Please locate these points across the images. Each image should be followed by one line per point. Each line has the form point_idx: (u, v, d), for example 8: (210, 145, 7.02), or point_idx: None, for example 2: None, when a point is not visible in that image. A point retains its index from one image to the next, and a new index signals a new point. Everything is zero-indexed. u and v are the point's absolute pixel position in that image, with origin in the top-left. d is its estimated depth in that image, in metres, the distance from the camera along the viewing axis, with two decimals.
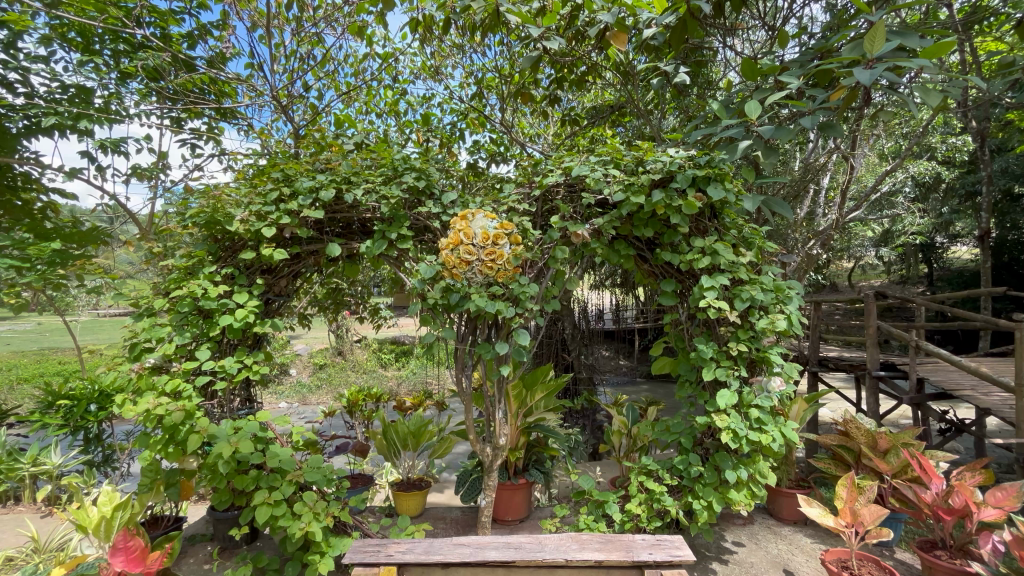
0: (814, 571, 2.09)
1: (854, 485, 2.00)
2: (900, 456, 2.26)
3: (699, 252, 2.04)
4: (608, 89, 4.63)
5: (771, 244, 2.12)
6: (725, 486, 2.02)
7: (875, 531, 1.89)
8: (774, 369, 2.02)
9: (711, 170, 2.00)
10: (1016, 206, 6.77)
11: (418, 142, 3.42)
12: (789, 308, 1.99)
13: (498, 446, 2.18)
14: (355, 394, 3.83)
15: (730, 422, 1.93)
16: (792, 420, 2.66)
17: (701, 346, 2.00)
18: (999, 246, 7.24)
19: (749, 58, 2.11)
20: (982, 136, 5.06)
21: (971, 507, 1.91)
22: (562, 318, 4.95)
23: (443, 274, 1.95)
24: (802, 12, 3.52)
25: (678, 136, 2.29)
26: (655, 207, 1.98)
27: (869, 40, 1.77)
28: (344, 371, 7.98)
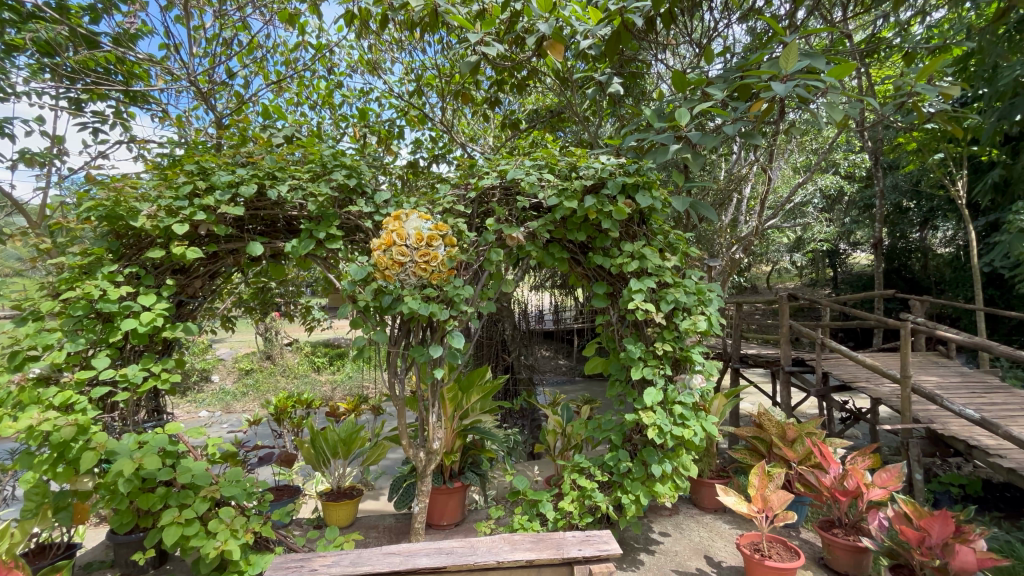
0: (731, 555, 2.24)
1: (765, 473, 2.15)
2: (805, 444, 2.46)
3: (629, 256, 2.11)
4: (549, 93, 4.72)
5: (695, 249, 2.24)
6: (652, 480, 2.10)
7: (782, 515, 2.05)
8: (696, 368, 2.15)
9: (640, 177, 2.07)
10: (904, 218, 7.72)
11: (354, 138, 3.31)
12: (710, 309, 2.12)
13: (432, 450, 2.15)
14: (283, 400, 3.63)
15: (656, 418, 2.03)
16: (713, 415, 2.83)
17: (630, 346, 2.08)
18: (891, 253, 8.07)
19: (679, 70, 2.23)
20: (877, 154, 5.65)
21: (862, 488, 2.14)
22: (503, 319, 5.01)
23: (375, 276, 1.90)
24: (727, 33, 3.77)
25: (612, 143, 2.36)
26: (587, 212, 2.04)
27: (784, 59, 1.92)
28: (273, 376, 7.55)
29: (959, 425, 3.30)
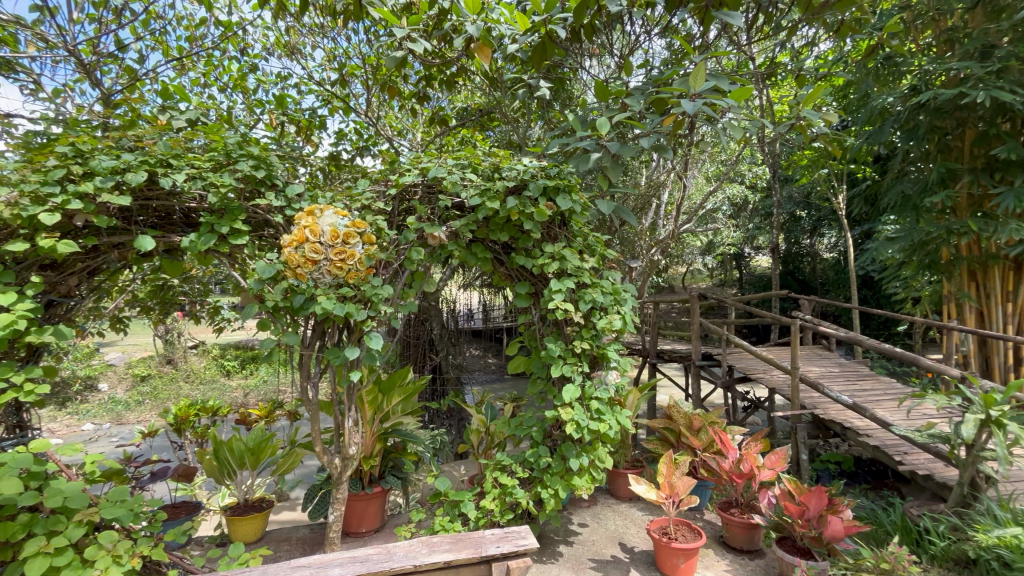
0: (643, 540, 2.38)
1: (672, 461, 2.30)
2: (708, 433, 2.66)
3: (550, 257, 2.17)
4: (478, 92, 4.71)
5: (612, 252, 2.34)
6: (570, 473, 2.17)
7: (686, 499, 2.20)
8: (611, 364, 2.25)
9: (560, 181, 2.14)
10: (797, 226, 8.58)
11: (269, 126, 3.10)
12: (624, 309, 2.23)
13: (348, 456, 2.07)
14: (184, 409, 3.32)
15: (574, 414, 2.09)
16: (629, 409, 2.98)
17: (550, 345, 2.13)
18: (788, 257, 8.99)
19: (601, 81, 2.32)
20: (776, 167, 6.25)
21: (755, 470, 2.33)
22: (431, 318, 5.02)
23: (286, 274, 1.80)
24: (648, 47, 3.97)
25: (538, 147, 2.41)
26: (510, 213, 2.06)
27: (693, 77, 2.06)
28: (174, 382, 6.88)
29: (836, 409, 3.74)
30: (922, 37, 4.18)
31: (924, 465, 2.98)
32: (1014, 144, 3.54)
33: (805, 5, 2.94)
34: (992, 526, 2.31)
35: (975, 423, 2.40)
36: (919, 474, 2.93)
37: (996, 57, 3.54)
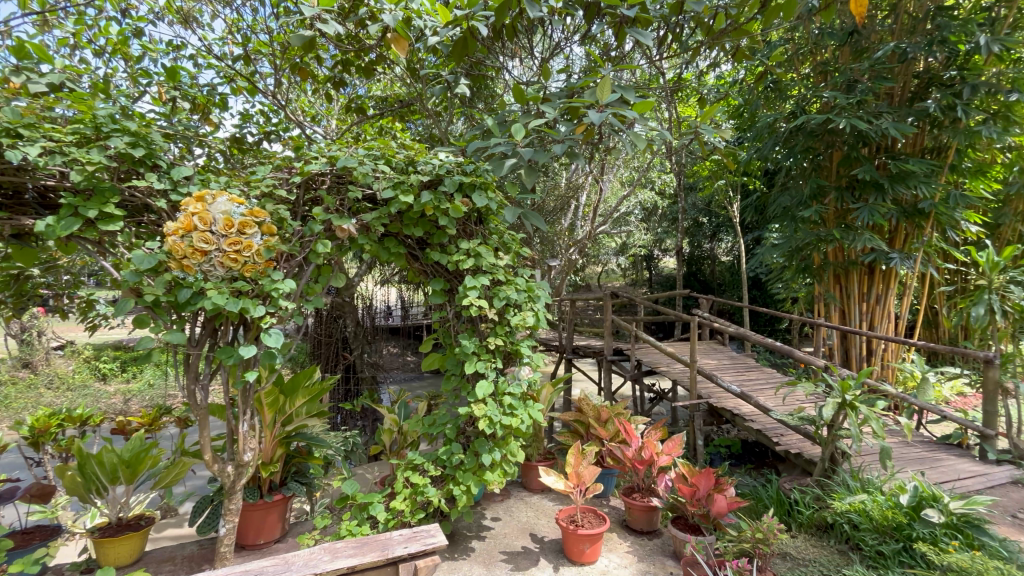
0: (552, 529, 2.46)
1: (580, 452, 2.39)
2: (614, 423, 2.81)
3: (465, 253, 2.16)
4: (398, 82, 4.58)
5: (527, 250, 2.39)
6: (483, 468, 2.18)
7: (592, 486, 2.31)
8: (524, 360, 2.29)
9: (476, 178, 2.14)
10: (699, 231, 9.32)
11: (156, 99, 2.77)
12: (537, 306, 2.28)
13: (243, 463, 1.91)
14: (44, 419, 2.87)
15: (487, 410, 2.11)
16: (542, 403, 3.06)
17: (463, 342, 2.13)
18: (691, 259, 9.78)
19: (518, 84, 2.36)
20: (681, 176, 6.76)
21: (654, 456, 2.49)
22: (343, 316, 4.92)
23: (169, 265, 1.63)
24: (568, 53, 4.10)
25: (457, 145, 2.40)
26: (424, 207, 2.03)
27: (600, 89, 2.16)
28: (32, 390, 5.92)
29: (727, 398, 4.13)
30: (801, 68, 4.74)
31: (796, 444, 3.38)
32: (870, 166, 4.12)
33: (707, 29, 3.20)
34: (845, 494, 2.69)
35: (835, 406, 2.77)
36: (792, 452, 3.32)
37: (857, 90, 4.10)
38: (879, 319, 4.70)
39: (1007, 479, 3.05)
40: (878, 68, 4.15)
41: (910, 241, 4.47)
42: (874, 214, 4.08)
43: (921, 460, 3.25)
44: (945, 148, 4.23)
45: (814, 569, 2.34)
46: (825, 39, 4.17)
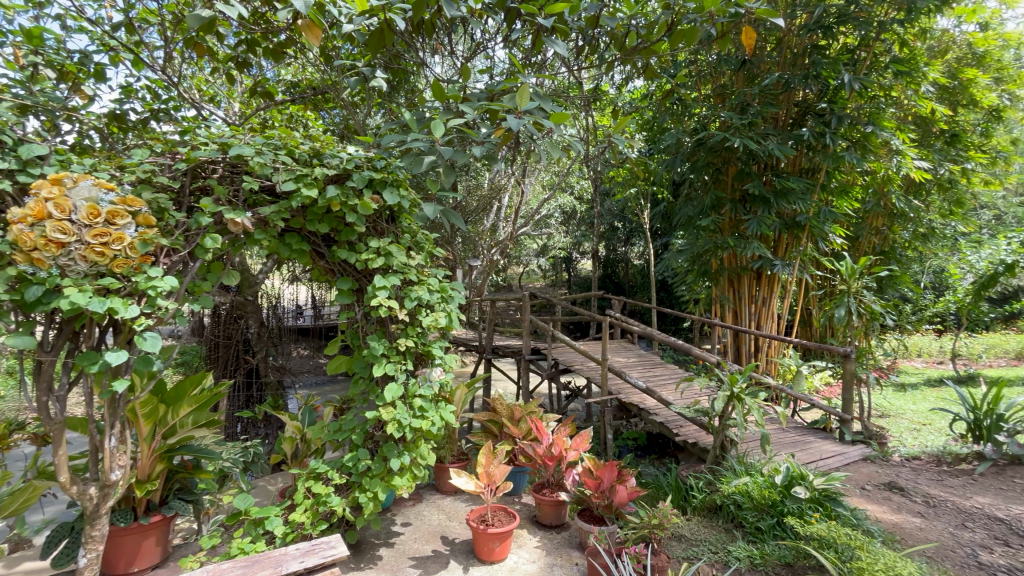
0: (463, 530, 2.47)
1: (490, 451, 2.41)
2: (526, 422, 2.86)
3: (374, 252, 2.09)
4: (311, 68, 4.32)
5: (441, 250, 2.36)
6: (391, 474, 2.12)
7: (502, 485, 2.33)
8: (436, 361, 2.25)
9: (387, 175, 2.08)
10: (614, 235, 9.82)
11: (8, 62, 2.36)
12: (450, 307, 2.26)
13: (109, 483, 1.70)
14: None
15: (395, 413, 2.06)
16: (456, 404, 3.05)
17: (372, 344, 2.06)
18: (607, 262, 10.27)
19: (438, 81, 2.36)
20: (598, 182, 7.08)
21: (563, 452, 2.56)
22: (245, 316, 4.55)
23: (13, 257, 1.40)
24: (491, 53, 4.11)
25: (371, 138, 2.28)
26: (329, 202, 1.94)
27: (518, 96, 2.18)
28: None
29: (635, 393, 4.38)
30: (702, 89, 5.17)
31: (693, 435, 3.67)
32: (758, 182, 4.60)
33: (620, 44, 3.37)
34: (732, 477, 2.97)
35: (725, 398, 3.06)
36: (689, 442, 3.60)
37: (749, 112, 4.54)
38: (765, 319, 5.25)
39: (859, 457, 3.55)
40: (766, 94, 4.64)
41: (789, 250, 5.05)
42: (760, 225, 4.55)
43: (793, 444, 3.67)
44: (818, 169, 4.83)
45: (703, 549, 2.56)
46: (723, 65, 4.59)
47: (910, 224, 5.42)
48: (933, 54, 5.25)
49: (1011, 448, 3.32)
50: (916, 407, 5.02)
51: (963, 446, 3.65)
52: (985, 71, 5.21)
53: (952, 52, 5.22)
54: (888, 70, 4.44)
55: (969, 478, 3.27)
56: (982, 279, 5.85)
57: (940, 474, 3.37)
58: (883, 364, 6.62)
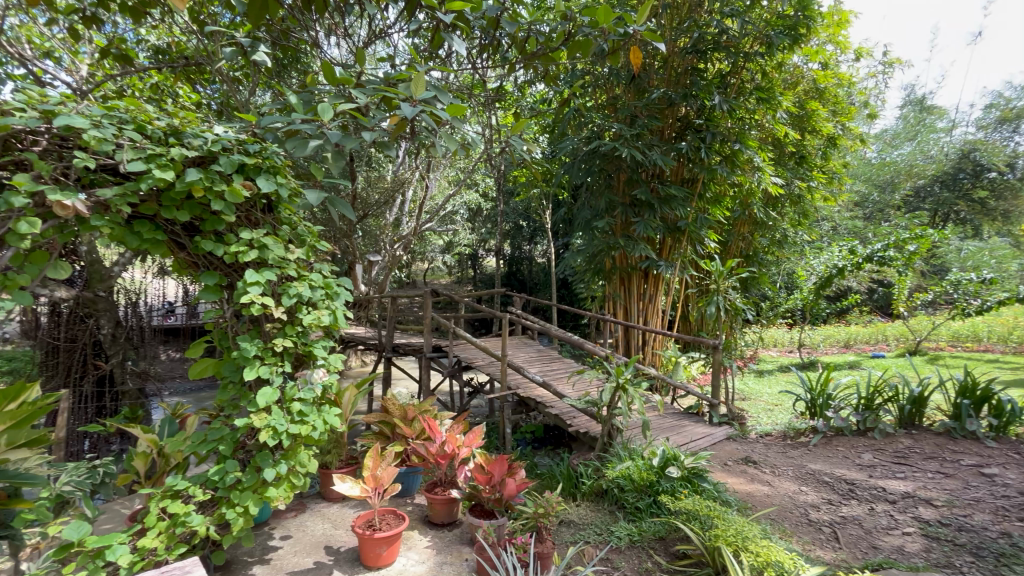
0: (349, 538, 2.36)
1: (378, 454, 2.33)
2: (419, 421, 2.81)
3: (246, 244, 1.92)
4: (182, 33, 3.82)
5: (325, 244, 2.21)
6: (265, 485, 1.96)
7: (390, 487, 2.27)
8: (318, 362, 2.11)
9: (262, 160, 1.91)
10: (518, 234, 10.04)
11: None
12: (335, 304, 2.13)
13: None
14: None
15: (269, 419, 1.91)
16: (345, 407, 2.90)
17: (243, 345, 1.88)
18: (511, 260, 10.47)
19: (327, 62, 2.21)
20: (502, 180, 7.18)
21: (455, 450, 2.55)
22: (96, 315, 3.99)
23: None
24: (392, 41, 3.96)
25: (250, 116, 2.00)
26: (190, 187, 1.73)
27: (414, 84, 2.04)
28: None
29: (533, 388, 4.51)
30: (598, 98, 5.47)
31: (584, 424, 3.87)
32: (645, 189, 4.98)
33: (521, 48, 3.43)
34: (616, 463, 3.19)
35: (612, 389, 3.27)
36: (581, 432, 3.79)
37: (638, 124, 4.91)
38: (650, 315, 5.72)
39: (724, 436, 4.01)
40: (652, 108, 5.03)
41: (672, 252, 5.54)
42: (647, 228, 4.95)
43: (671, 428, 4.04)
44: (696, 180, 5.33)
45: (588, 532, 2.71)
46: (614, 78, 4.89)
47: (767, 232, 6.22)
48: (787, 85, 6.07)
49: (836, 421, 3.97)
50: (770, 390, 5.80)
51: (802, 422, 4.27)
52: (826, 104, 6.14)
53: (801, 85, 6.08)
54: (752, 96, 5.04)
55: (806, 449, 3.84)
56: (822, 280, 6.90)
57: (785, 447, 3.92)
58: (746, 354, 7.56)
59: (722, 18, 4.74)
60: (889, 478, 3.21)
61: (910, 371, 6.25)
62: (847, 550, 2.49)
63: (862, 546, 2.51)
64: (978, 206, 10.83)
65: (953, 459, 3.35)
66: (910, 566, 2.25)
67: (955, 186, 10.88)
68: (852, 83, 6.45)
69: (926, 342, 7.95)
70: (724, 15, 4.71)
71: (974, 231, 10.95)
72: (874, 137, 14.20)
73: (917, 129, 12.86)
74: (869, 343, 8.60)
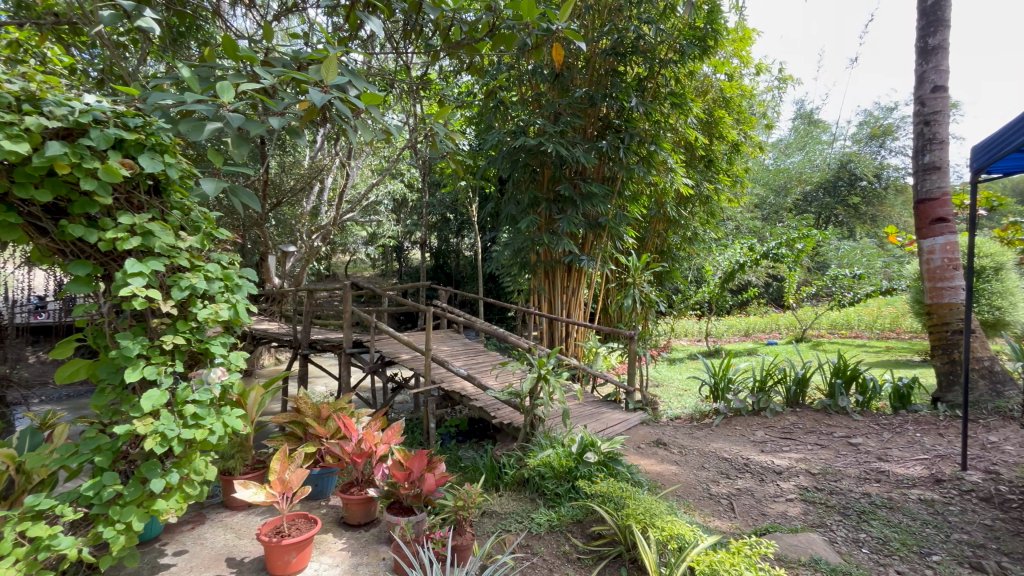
0: (255, 548, 2.21)
1: (287, 456, 2.23)
2: (334, 419, 2.69)
3: (127, 231, 1.71)
4: None
5: (224, 232, 2.02)
6: (152, 497, 1.78)
7: (300, 490, 2.15)
8: (216, 361, 1.94)
9: (146, 137, 1.71)
10: (445, 226, 9.91)
11: None
12: (236, 297, 1.96)
13: None
14: None
15: (157, 425, 1.73)
16: (251, 408, 2.71)
17: (124, 343, 1.68)
18: (438, 253, 10.32)
19: (229, 34, 2.02)
20: (427, 171, 7.04)
21: (373, 448, 2.47)
22: None
23: None
24: (306, 17, 3.71)
25: (132, 88, 1.76)
26: (54, 164, 1.51)
27: (325, 68, 1.88)
28: None
29: (457, 381, 4.48)
30: (523, 93, 5.52)
31: (507, 415, 3.92)
32: (567, 185, 5.12)
33: (445, 36, 3.36)
34: (538, 452, 3.27)
35: (534, 379, 3.33)
36: (505, 423, 3.84)
37: (561, 121, 5.02)
38: (573, 308, 5.92)
39: (638, 421, 4.25)
40: (575, 106, 5.17)
41: (593, 246, 5.75)
42: (570, 224, 5.09)
43: (590, 415, 4.22)
44: (615, 178, 5.56)
45: (510, 520, 2.76)
46: (537, 74, 4.96)
47: (679, 229, 6.66)
48: (698, 93, 6.52)
49: (735, 403, 4.36)
50: (680, 376, 6.24)
51: (707, 405, 4.65)
52: (731, 113, 6.67)
53: (710, 94, 6.55)
54: (667, 100, 5.35)
55: (709, 429, 4.18)
56: (726, 275, 7.53)
57: (691, 428, 4.24)
58: (660, 344, 8.07)
59: (639, 24, 4.97)
60: (777, 452, 3.59)
61: (797, 356, 7.03)
62: (740, 518, 2.75)
63: (753, 514, 2.78)
64: (852, 210, 12.39)
65: (828, 432, 3.82)
66: (791, 528, 2.53)
67: (835, 192, 12.37)
68: (753, 95, 7.06)
69: (810, 330, 8.99)
70: (642, 21, 4.93)
71: (849, 232, 12.54)
72: (771, 146, 15.73)
73: (805, 140, 14.44)
74: (764, 331, 9.55)
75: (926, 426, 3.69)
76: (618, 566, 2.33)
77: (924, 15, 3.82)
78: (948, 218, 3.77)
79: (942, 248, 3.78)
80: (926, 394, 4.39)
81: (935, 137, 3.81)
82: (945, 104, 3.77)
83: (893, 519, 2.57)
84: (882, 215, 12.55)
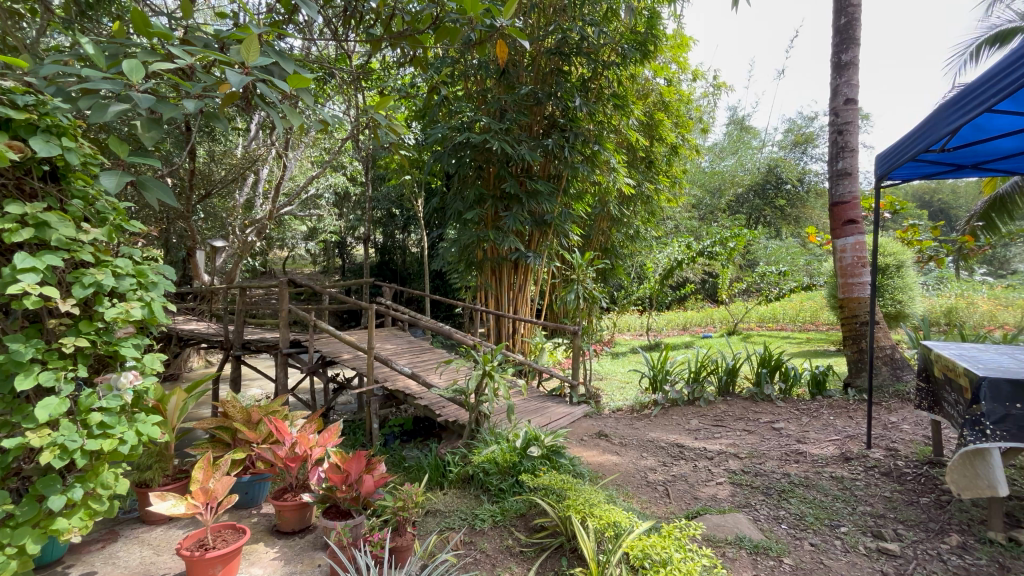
0: (175, 563, 2.07)
1: (211, 464, 2.09)
2: (266, 423, 2.56)
3: (16, 221, 1.53)
4: None
5: (136, 224, 1.86)
6: (51, 516, 1.61)
7: (226, 499, 2.02)
8: (127, 364, 1.79)
9: (39, 117, 1.54)
10: (390, 221, 9.66)
11: None
12: (150, 295, 1.81)
13: None
14: None
15: (56, 436, 1.57)
16: (172, 413, 2.52)
17: (13, 346, 1.51)
18: (383, 248, 10.05)
19: (139, 8, 1.84)
20: (370, 164, 6.82)
21: (307, 451, 2.37)
22: None
23: None
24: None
25: (24, 62, 1.59)
26: None
27: (245, 48, 1.74)
28: None
29: (402, 380, 4.39)
30: (469, 88, 5.47)
31: (452, 413, 3.89)
32: (513, 182, 5.14)
33: (386, 26, 3.26)
34: (482, 448, 3.26)
35: (479, 376, 3.32)
36: (449, 421, 3.80)
37: (506, 118, 5.02)
38: (519, 304, 5.97)
39: (582, 414, 4.36)
40: (520, 104, 5.19)
41: (539, 243, 5.81)
42: (516, 221, 5.12)
43: (535, 410, 4.27)
44: (560, 176, 5.64)
45: (453, 518, 2.74)
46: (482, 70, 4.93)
47: (621, 227, 6.86)
48: (639, 95, 6.72)
49: (672, 394, 4.57)
50: (623, 370, 6.44)
51: (647, 397, 4.84)
52: (670, 116, 6.93)
53: (650, 97, 6.77)
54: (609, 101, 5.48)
55: (648, 420, 4.35)
56: (665, 271, 7.85)
57: (632, 419, 4.40)
58: (605, 338, 8.30)
59: (583, 25, 5.05)
60: (709, 439, 3.80)
61: (729, 348, 7.46)
62: (675, 503, 2.88)
63: (687, 499, 2.93)
64: (778, 211, 13.30)
65: (755, 419, 4.09)
66: (720, 509, 2.69)
67: (763, 195, 13.24)
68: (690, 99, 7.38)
69: (741, 323, 9.58)
70: (585, 23, 5.02)
71: (775, 232, 13.46)
72: (707, 149, 16.57)
73: (737, 145, 15.32)
74: (700, 325, 10.07)
75: (839, 410, 4.03)
76: (559, 557, 2.37)
77: (838, 33, 4.15)
78: (858, 219, 4.13)
79: (852, 247, 4.14)
80: (839, 380, 4.79)
81: (846, 145, 4.16)
82: (856, 115, 4.12)
83: (809, 496, 2.79)
84: (804, 216, 13.57)
